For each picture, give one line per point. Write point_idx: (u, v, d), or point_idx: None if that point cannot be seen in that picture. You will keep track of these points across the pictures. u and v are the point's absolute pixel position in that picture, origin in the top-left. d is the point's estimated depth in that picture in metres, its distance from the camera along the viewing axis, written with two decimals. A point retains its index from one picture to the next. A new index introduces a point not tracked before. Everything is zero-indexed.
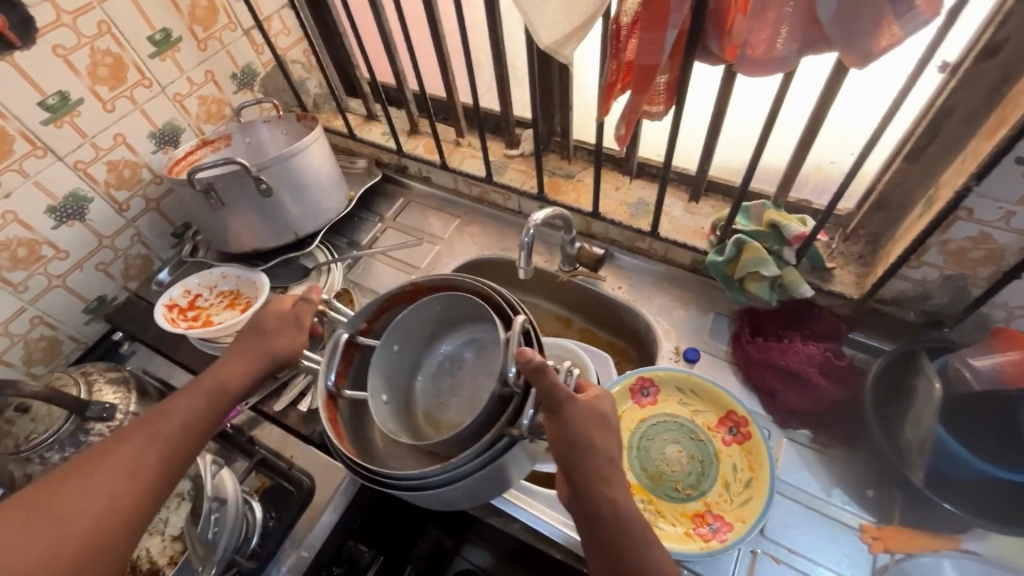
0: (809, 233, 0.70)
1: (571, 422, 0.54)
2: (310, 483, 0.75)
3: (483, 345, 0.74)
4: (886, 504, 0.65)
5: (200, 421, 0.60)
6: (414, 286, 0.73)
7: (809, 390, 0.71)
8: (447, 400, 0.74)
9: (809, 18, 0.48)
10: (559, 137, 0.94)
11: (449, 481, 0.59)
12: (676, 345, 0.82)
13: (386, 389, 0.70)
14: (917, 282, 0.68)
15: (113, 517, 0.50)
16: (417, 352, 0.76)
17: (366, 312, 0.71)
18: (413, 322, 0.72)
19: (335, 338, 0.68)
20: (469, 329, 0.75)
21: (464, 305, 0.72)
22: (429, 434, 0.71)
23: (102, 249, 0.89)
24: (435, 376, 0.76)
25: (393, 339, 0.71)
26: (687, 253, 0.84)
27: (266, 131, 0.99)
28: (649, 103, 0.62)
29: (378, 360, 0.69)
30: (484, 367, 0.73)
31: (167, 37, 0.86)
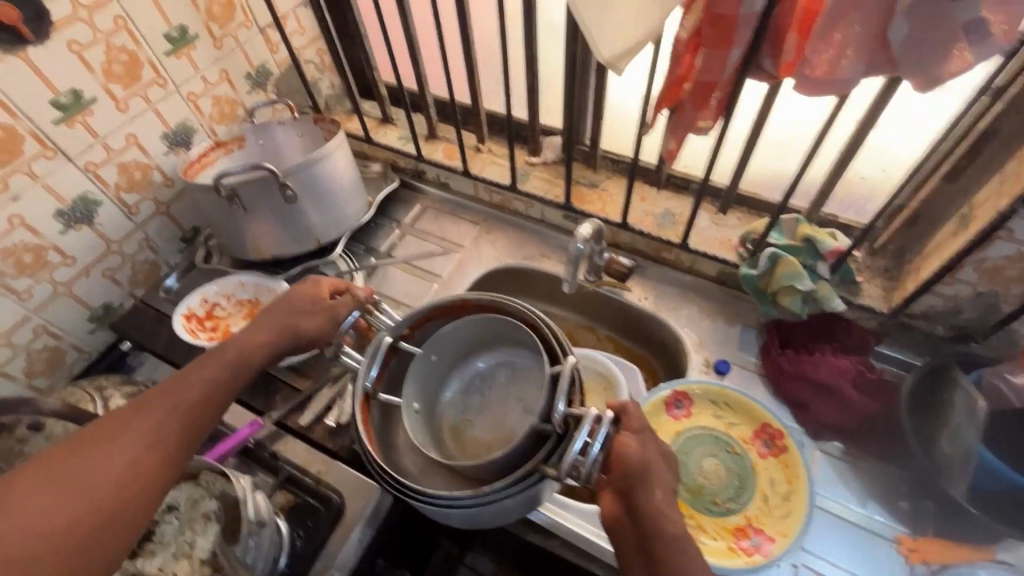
0: (845, 250, 0.72)
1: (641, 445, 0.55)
2: (340, 500, 0.72)
3: (517, 368, 0.72)
4: (920, 516, 0.67)
5: (218, 394, 0.59)
6: (461, 301, 0.71)
7: (842, 403, 0.72)
8: (472, 418, 0.73)
9: (876, 40, 0.48)
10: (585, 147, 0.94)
11: (482, 503, 0.59)
12: (705, 357, 0.82)
13: (418, 397, 0.70)
14: (948, 297, 0.69)
15: (133, 482, 0.49)
16: (454, 365, 0.75)
17: (410, 318, 0.69)
18: (453, 336, 0.71)
19: (378, 340, 0.67)
20: (505, 351, 0.73)
21: (512, 330, 0.70)
22: (455, 452, 0.70)
23: (110, 254, 0.85)
24: (466, 393, 0.74)
25: (431, 350, 0.70)
26: (715, 265, 0.85)
27: (283, 134, 0.96)
28: (700, 119, 0.60)
29: (415, 368, 0.68)
30: (518, 393, 0.71)
31: (184, 34, 0.83)
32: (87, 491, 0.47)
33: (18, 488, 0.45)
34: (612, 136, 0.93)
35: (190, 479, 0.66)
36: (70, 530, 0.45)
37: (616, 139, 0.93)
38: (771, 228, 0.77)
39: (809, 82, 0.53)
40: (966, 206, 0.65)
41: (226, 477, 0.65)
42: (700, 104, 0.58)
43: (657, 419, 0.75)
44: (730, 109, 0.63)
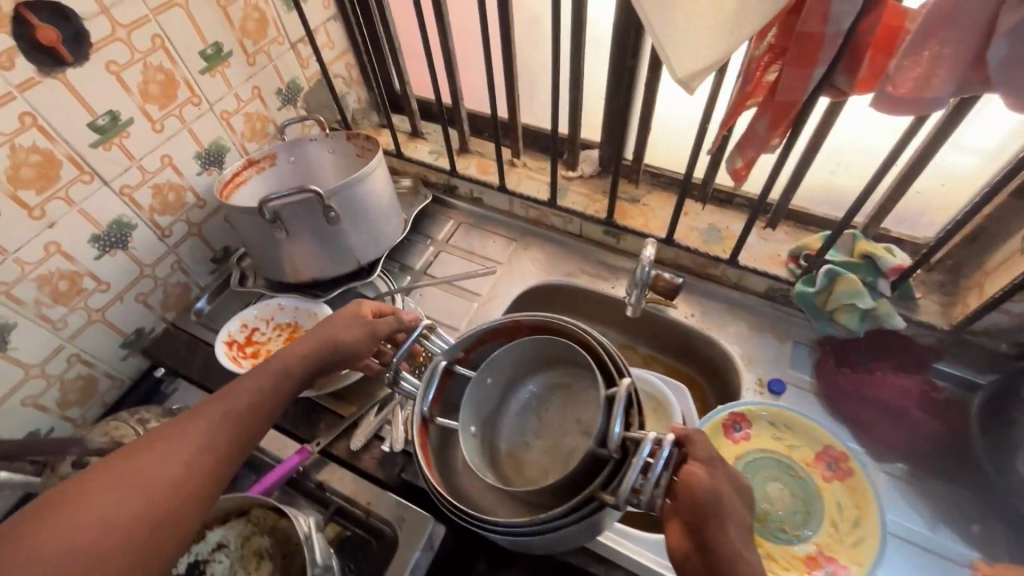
0: (908, 266, 0.70)
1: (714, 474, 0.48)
2: (392, 532, 0.69)
3: (574, 392, 0.69)
4: (993, 540, 0.65)
5: (269, 400, 0.55)
6: (515, 322, 0.68)
7: (908, 424, 0.72)
8: (530, 440, 0.70)
9: (969, 59, 0.47)
10: (627, 162, 0.92)
11: (538, 530, 0.53)
12: (759, 376, 0.80)
13: (474, 419, 0.66)
14: (1015, 315, 0.67)
15: (185, 488, 0.45)
16: (510, 387, 0.71)
17: (465, 340, 0.66)
18: (508, 358, 0.67)
19: (433, 363, 0.64)
20: (557, 372, 0.70)
21: (563, 350, 0.65)
22: (513, 478, 0.67)
23: (143, 278, 0.82)
24: (524, 413, 0.71)
25: (488, 372, 0.66)
26: (764, 281, 0.83)
27: (316, 151, 0.93)
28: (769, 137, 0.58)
29: (472, 392, 0.65)
30: (575, 416, 0.68)
31: (218, 51, 0.80)
32: (126, 501, 0.42)
33: (72, 490, 0.41)
34: (654, 151, 0.91)
35: (241, 516, 0.65)
36: (112, 545, 0.40)
37: (658, 153, 0.91)
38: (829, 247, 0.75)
39: (891, 99, 0.52)
40: None
41: (276, 512, 0.64)
42: (773, 123, 0.56)
43: (717, 443, 0.74)
44: (796, 127, 0.61)
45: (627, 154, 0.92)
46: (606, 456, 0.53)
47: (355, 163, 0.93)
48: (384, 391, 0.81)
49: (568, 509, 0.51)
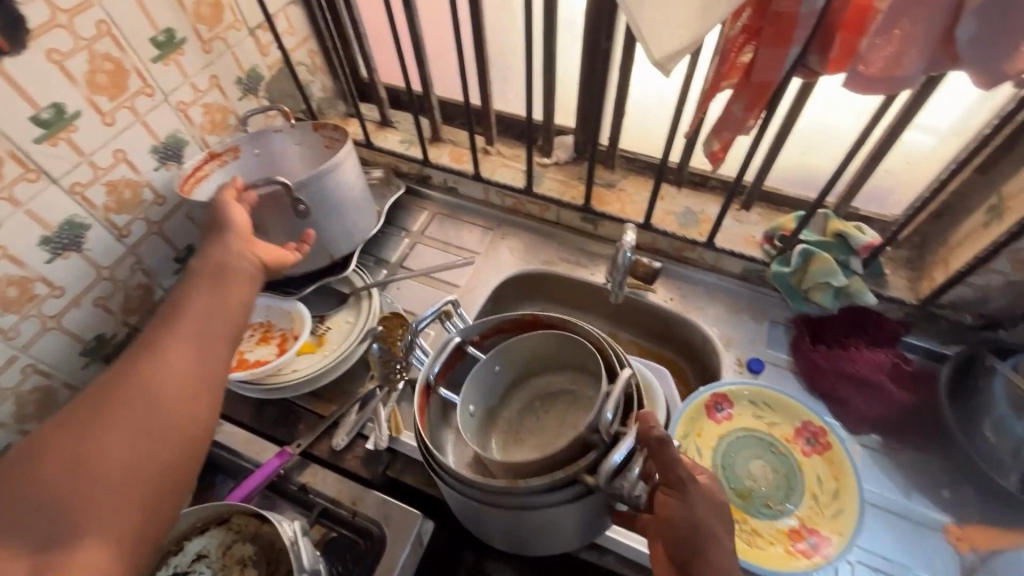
0: (879, 244, 0.72)
1: (688, 508, 0.50)
2: (380, 531, 0.68)
3: (577, 400, 0.70)
4: (963, 503, 0.68)
5: (220, 312, 0.56)
6: (533, 318, 0.67)
7: (880, 396, 0.73)
8: (523, 438, 0.72)
9: (941, 37, 0.47)
10: (602, 147, 0.91)
11: (521, 497, 0.54)
12: (738, 356, 0.82)
13: (473, 398, 0.66)
14: (979, 287, 0.70)
15: (164, 409, 0.47)
16: (516, 380, 0.73)
17: (483, 325, 0.67)
18: (521, 352, 0.69)
19: (447, 339, 0.66)
20: (564, 377, 0.72)
21: (575, 352, 0.67)
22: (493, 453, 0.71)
23: (101, 281, 0.78)
24: (523, 411, 0.73)
25: (496, 359, 0.67)
26: (740, 263, 0.84)
27: (282, 141, 0.89)
28: (745, 120, 0.58)
29: (478, 374, 0.66)
30: (574, 421, 0.69)
31: (171, 38, 0.76)
32: (109, 434, 0.45)
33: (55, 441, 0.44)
34: (629, 136, 0.91)
35: (222, 524, 0.63)
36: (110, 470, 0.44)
37: (633, 137, 0.90)
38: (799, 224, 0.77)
39: (863, 79, 0.52)
40: (995, 197, 0.66)
41: (258, 519, 0.62)
42: (749, 104, 0.56)
43: (700, 424, 0.76)
44: (774, 105, 0.61)
45: (603, 139, 0.91)
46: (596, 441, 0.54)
47: (323, 154, 0.89)
48: (365, 388, 0.78)
49: (551, 481, 0.53)
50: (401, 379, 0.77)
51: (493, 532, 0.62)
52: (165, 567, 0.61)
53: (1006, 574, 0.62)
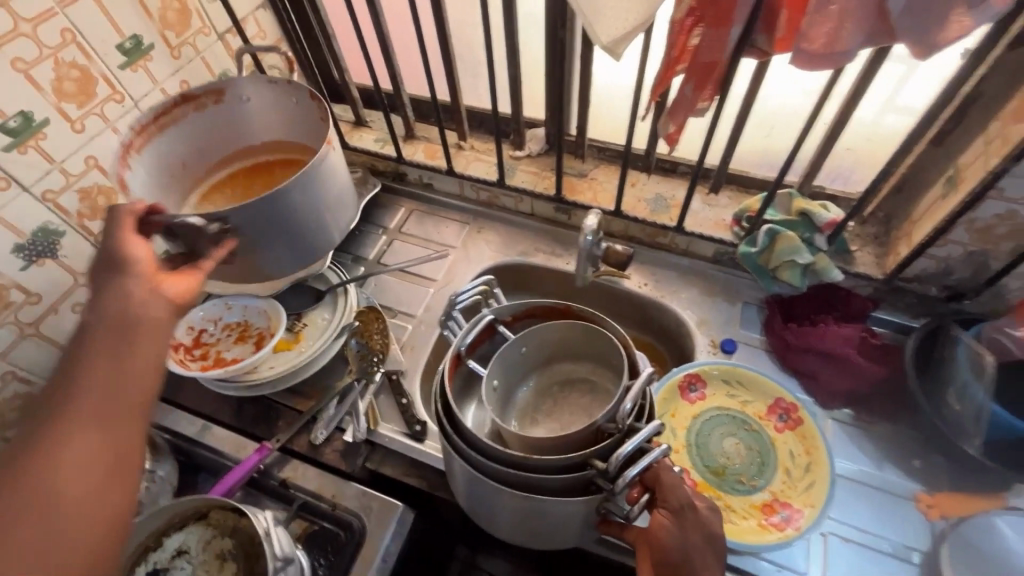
0: (840, 220, 0.73)
1: (682, 533, 0.56)
2: (360, 523, 0.69)
3: (594, 387, 0.75)
4: (933, 472, 0.69)
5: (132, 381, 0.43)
6: (564, 307, 0.72)
7: (850, 369, 0.74)
8: (539, 418, 0.78)
9: (877, 10, 0.48)
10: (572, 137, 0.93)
11: (529, 474, 0.57)
12: (712, 337, 0.83)
13: (498, 375, 0.73)
14: (941, 259, 0.71)
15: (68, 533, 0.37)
16: (540, 364, 0.78)
17: (516, 308, 0.74)
18: (546, 336, 0.73)
19: (482, 315, 0.72)
20: (586, 366, 0.76)
21: (605, 346, 0.70)
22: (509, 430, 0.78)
23: (78, 287, 0.79)
24: (541, 393, 0.79)
25: (523, 342, 0.72)
26: (711, 245, 0.85)
27: (245, 86, 0.78)
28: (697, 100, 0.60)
29: (505, 353, 0.72)
30: (587, 408, 0.75)
31: (138, 45, 0.77)
32: None
33: None
34: (597, 125, 0.92)
35: (200, 520, 0.64)
36: None
37: (601, 126, 0.91)
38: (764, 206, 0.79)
39: (809, 56, 0.53)
40: (951, 167, 0.67)
41: (237, 517, 0.63)
42: (699, 85, 0.57)
43: (674, 404, 0.77)
44: (726, 86, 0.62)
45: (571, 129, 0.92)
46: (611, 430, 0.58)
47: (316, 125, 0.81)
48: (343, 382, 0.79)
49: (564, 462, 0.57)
50: (379, 371, 0.79)
51: (488, 512, 0.65)
52: (145, 564, 0.62)
53: (976, 539, 0.63)
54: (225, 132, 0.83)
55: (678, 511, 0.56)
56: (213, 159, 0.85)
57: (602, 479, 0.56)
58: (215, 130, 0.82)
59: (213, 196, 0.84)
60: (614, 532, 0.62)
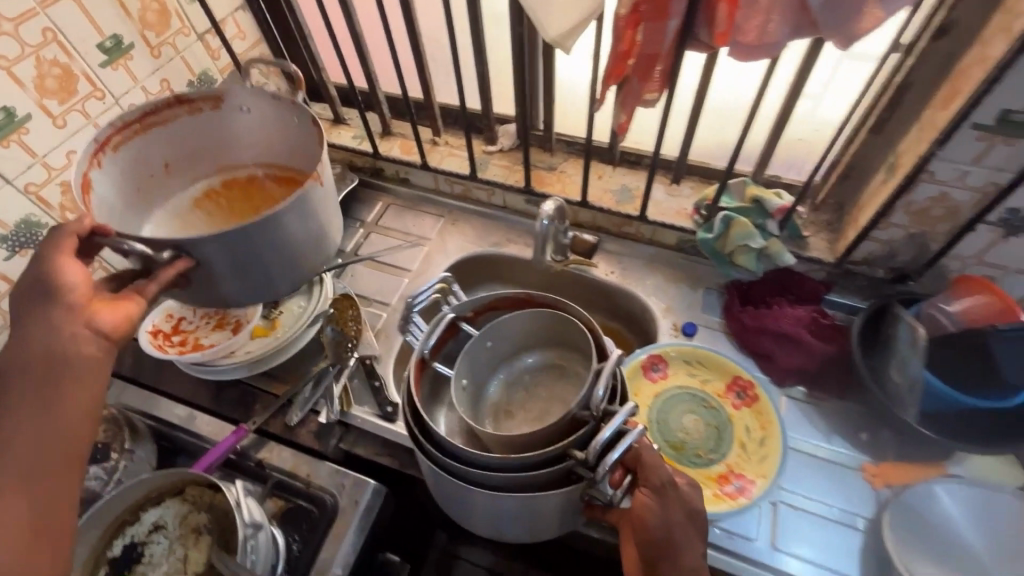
0: (790, 206, 0.77)
1: (663, 511, 0.55)
2: (333, 500, 0.72)
3: (565, 373, 0.78)
4: (879, 444, 0.73)
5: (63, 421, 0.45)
6: (527, 296, 0.77)
7: (802, 349, 0.77)
8: (513, 409, 0.81)
9: (800, 4, 0.52)
10: (541, 132, 0.96)
11: (515, 473, 0.59)
12: (674, 321, 0.86)
13: (466, 373, 0.75)
14: (885, 242, 0.75)
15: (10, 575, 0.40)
16: (510, 355, 0.81)
17: (477, 303, 0.77)
18: (510, 329, 0.76)
19: (442, 315, 0.74)
20: (554, 354, 0.79)
21: (570, 332, 0.74)
22: (486, 422, 0.81)
23: None
24: (512, 384, 0.82)
25: (488, 337, 0.75)
26: (673, 234, 0.89)
27: (244, 96, 0.70)
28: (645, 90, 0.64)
29: (472, 350, 0.74)
30: (560, 393, 0.79)
31: (119, 44, 0.80)
32: None
33: None
34: (565, 119, 0.96)
35: (176, 495, 0.66)
36: None
37: (567, 121, 0.95)
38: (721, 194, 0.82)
39: (743, 48, 0.57)
40: (891, 154, 0.71)
41: (212, 492, 0.65)
42: (644, 76, 0.61)
43: (637, 383, 0.80)
44: (673, 78, 0.66)
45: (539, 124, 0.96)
46: (585, 418, 0.60)
47: (319, 153, 0.71)
48: (318, 367, 0.82)
49: (542, 456, 0.59)
50: (353, 356, 0.82)
51: (460, 507, 0.66)
52: (123, 536, 0.65)
53: (916, 504, 0.66)
54: (214, 139, 0.76)
55: (659, 489, 0.56)
56: (197, 165, 0.77)
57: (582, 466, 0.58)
58: (205, 135, 0.74)
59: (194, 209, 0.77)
60: (598, 515, 0.64)
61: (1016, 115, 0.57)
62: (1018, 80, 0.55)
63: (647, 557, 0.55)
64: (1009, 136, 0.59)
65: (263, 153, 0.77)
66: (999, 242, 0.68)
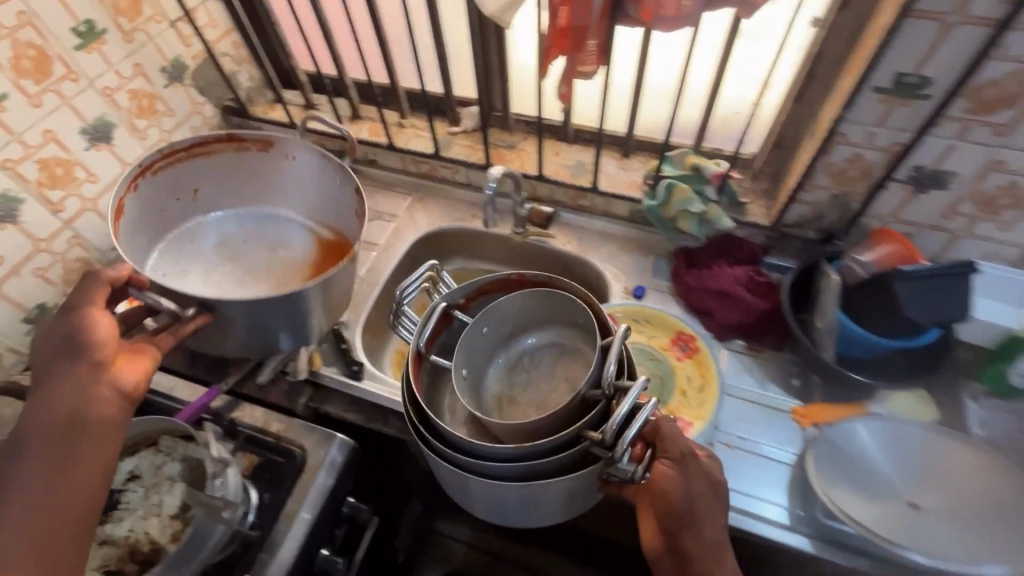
0: (724, 172, 0.84)
1: (685, 481, 0.60)
2: (301, 452, 0.76)
3: (566, 351, 0.76)
4: (808, 389, 0.80)
5: (77, 469, 0.54)
6: (518, 277, 0.74)
7: (739, 305, 0.83)
8: (516, 395, 0.78)
9: None
10: (499, 112, 1.03)
11: (523, 465, 0.62)
12: (624, 285, 0.93)
13: (466, 364, 0.74)
14: (812, 204, 0.82)
15: None
16: (507, 338, 0.79)
17: (465, 290, 0.74)
18: (504, 312, 0.75)
19: (435, 305, 0.72)
20: (555, 334, 0.77)
21: (569, 308, 0.72)
22: (491, 411, 0.77)
23: (38, 253, 0.85)
24: (512, 368, 0.79)
25: (484, 322, 0.74)
26: (625, 204, 0.95)
27: (291, 146, 0.90)
28: (582, 64, 0.69)
29: (468, 337, 0.73)
30: (564, 374, 0.75)
31: (92, 28, 0.85)
32: None
33: None
34: (521, 100, 1.02)
35: (150, 446, 0.71)
36: None
37: (523, 102, 1.01)
38: (662, 162, 0.88)
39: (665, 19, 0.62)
40: (810, 123, 0.78)
41: (185, 442, 0.70)
42: (579, 49, 0.67)
43: None
44: (609, 53, 0.72)
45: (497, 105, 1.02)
46: (596, 396, 0.63)
47: (352, 213, 0.90)
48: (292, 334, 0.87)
49: (554, 443, 0.61)
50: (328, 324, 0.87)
51: (465, 494, 0.70)
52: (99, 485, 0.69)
53: (837, 438, 0.72)
54: (258, 175, 0.95)
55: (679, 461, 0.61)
56: (228, 195, 0.97)
57: (599, 446, 0.59)
58: (252, 173, 0.95)
59: (224, 238, 0.96)
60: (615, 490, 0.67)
61: (908, 78, 0.65)
62: (904, 45, 0.63)
63: (667, 527, 0.61)
64: (904, 98, 0.66)
65: (303, 198, 0.96)
66: (910, 199, 0.75)
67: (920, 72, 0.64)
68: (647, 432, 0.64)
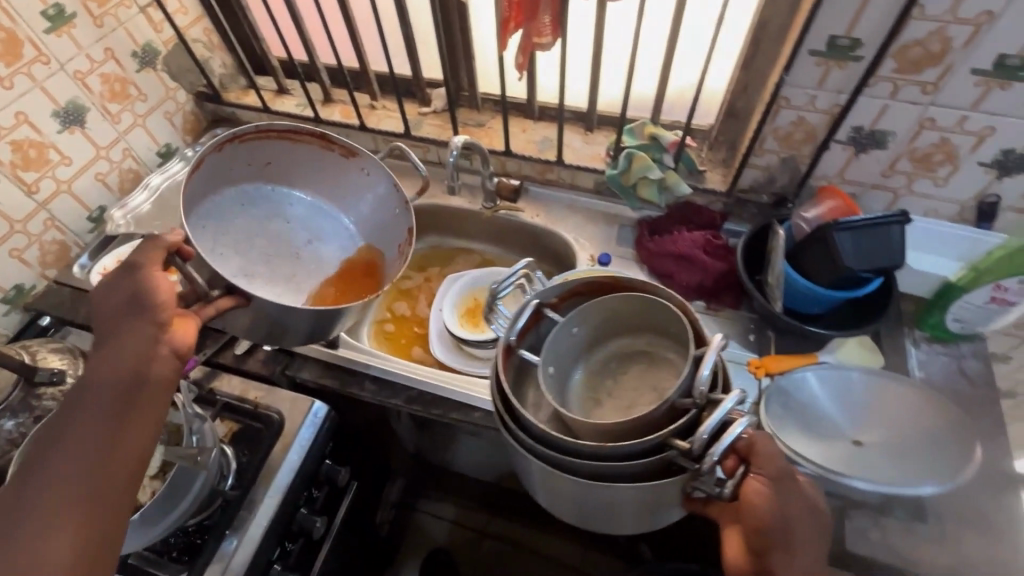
0: (676, 142, 1.16)
1: (782, 503, 0.77)
2: (277, 418, 1.00)
3: (656, 358, 0.98)
4: (763, 343, 1.11)
5: (137, 417, 0.67)
6: (613, 281, 0.99)
7: (698, 263, 1.14)
8: (600, 399, 1.01)
9: None
10: (467, 93, 1.32)
11: (604, 462, 0.81)
12: (589, 253, 1.22)
13: (552, 360, 0.99)
14: (765, 167, 1.16)
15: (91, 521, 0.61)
16: (597, 342, 1.04)
17: (559, 290, 1.00)
18: (593, 316, 1.00)
19: (529, 301, 0.98)
20: (639, 341, 1.01)
21: (655, 314, 0.96)
22: (578, 409, 1.00)
23: (15, 233, 1.04)
24: (601, 371, 1.03)
25: (574, 323, 0.99)
26: (589, 176, 1.26)
27: (368, 163, 1.09)
28: (540, 35, 1.00)
29: (560, 334, 0.98)
30: (655, 383, 0.97)
31: (61, 13, 1.01)
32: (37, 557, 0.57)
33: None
34: (486, 82, 1.31)
35: None
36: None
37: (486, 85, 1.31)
38: (625, 133, 1.19)
39: None
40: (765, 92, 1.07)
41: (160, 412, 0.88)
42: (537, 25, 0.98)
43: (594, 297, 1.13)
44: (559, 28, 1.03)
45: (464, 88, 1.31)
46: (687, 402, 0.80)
47: (399, 239, 1.11)
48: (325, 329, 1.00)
49: (636, 445, 0.79)
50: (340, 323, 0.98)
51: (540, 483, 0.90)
52: None
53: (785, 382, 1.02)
54: (326, 172, 1.13)
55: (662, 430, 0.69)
56: (293, 172, 1.12)
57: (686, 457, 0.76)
58: (327, 173, 1.13)
59: (267, 219, 1.09)
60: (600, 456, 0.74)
61: None
62: (829, 16, 0.92)
63: (757, 550, 0.77)
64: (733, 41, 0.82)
65: (362, 208, 1.15)
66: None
67: (849, 35, 0.93)
68: (740, 449, 0.80)
